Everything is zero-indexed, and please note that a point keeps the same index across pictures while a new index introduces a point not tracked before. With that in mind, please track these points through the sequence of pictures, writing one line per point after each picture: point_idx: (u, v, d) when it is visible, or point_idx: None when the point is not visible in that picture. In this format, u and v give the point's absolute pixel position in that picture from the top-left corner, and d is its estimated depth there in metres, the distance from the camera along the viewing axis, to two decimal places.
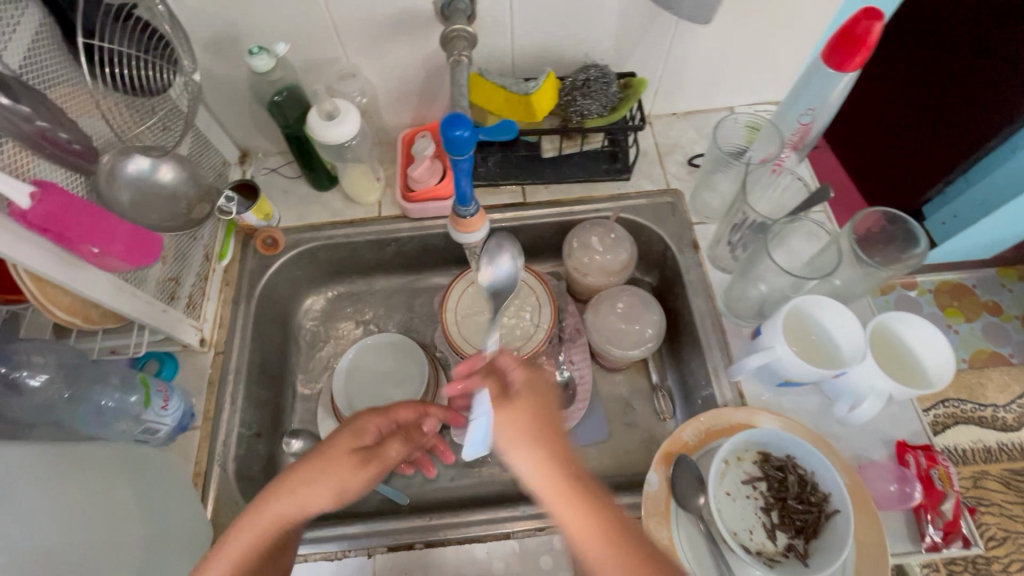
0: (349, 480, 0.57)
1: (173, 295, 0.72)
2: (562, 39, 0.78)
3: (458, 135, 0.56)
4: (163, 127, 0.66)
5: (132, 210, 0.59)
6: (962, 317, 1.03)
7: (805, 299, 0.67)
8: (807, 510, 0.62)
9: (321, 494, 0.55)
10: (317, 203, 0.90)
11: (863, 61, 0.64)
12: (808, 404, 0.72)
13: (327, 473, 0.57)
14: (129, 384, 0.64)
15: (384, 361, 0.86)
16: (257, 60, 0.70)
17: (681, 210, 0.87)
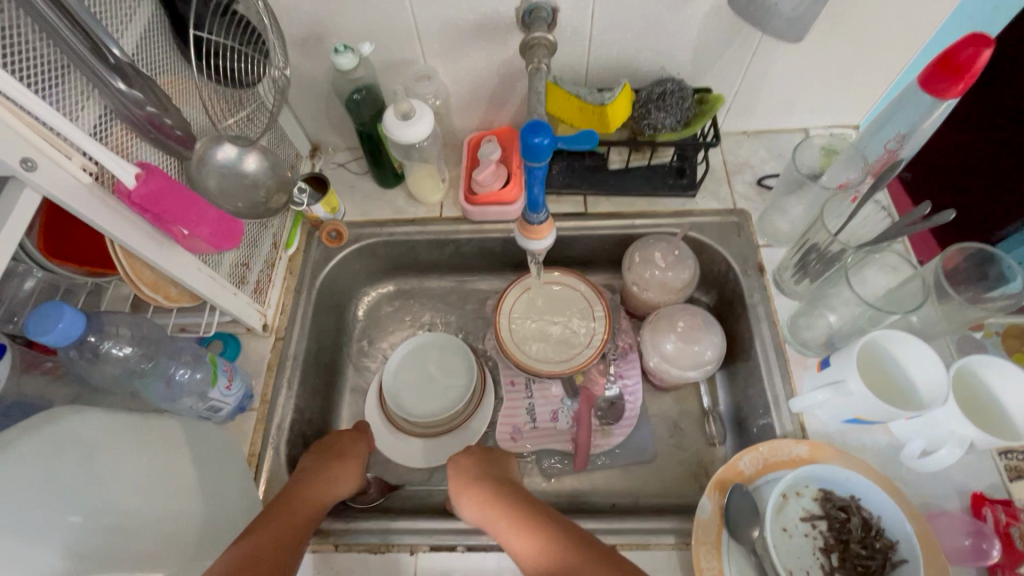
0: (338, 484, 0.69)
1: (243, 279, 0.75)
2: (641, 51, 0.78)
3: (537, 143, 0.56)
4: (249, 118, 0.68)
5: (219, 196, 0.62)
6: None
7: (886, 334, 0.64)
8: (871, 556, 0.59)
9: (331, 471, 0.69)
10: (380, 200, 0.92)
11: (965, 89, 0.61)
12: (875, 444, 0.69)
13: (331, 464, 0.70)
14: (199, 361, 0.66)
15: (434, 356, 0.87)
16: (342, 58, 0.72)
17: (747, 231, 0.84)
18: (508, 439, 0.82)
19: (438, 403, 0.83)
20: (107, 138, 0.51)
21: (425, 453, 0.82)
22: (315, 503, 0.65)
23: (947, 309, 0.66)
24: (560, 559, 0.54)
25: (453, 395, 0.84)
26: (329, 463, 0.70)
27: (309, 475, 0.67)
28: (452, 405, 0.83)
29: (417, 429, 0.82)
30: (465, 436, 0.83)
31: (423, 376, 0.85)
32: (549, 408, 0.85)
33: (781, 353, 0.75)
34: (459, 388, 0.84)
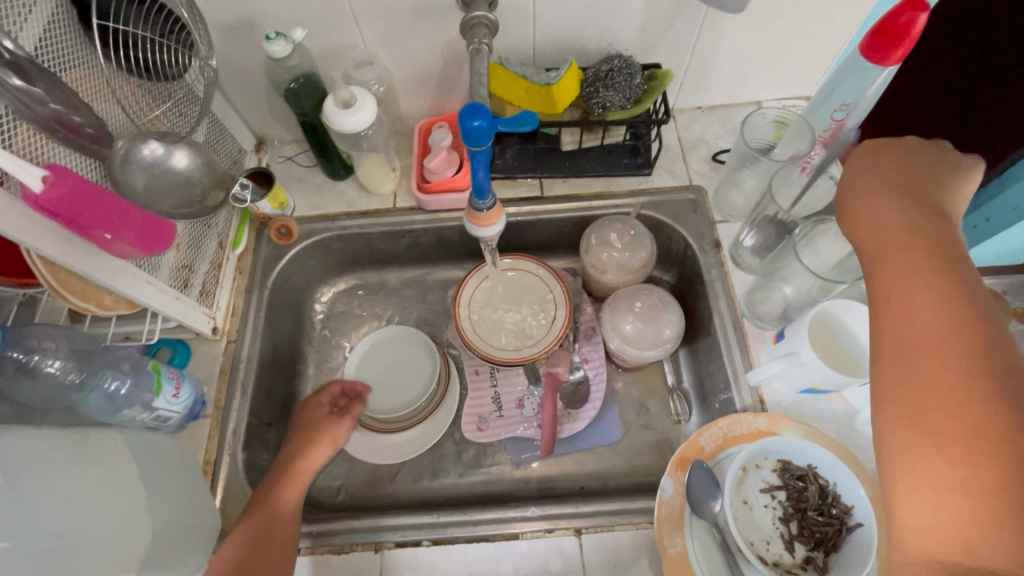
0: (317, 455, 0.69)
1: (187, 282, 0.72)
2: (586, 28, 0.76)
3: (476, 126, 0.54)
4: (176, 112, 0.65)
5: (144, 195, 0.58)
6: None
7: (834, 305, 0.65)
8: (827, 523, 0.60)
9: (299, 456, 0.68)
10: (331, 192, 0.89)
11: (904, 55, 0.61)
12: (832, 412, 0.70)
13: (313, 433, 0.71)
14: (141, 369, 0.64)
15: (396, 350, 0.85)
16: (274, 45, 0.68)
17: (703, 207, 0.84)
18: (474, 429, 0.82)
19: (403, 395, 0.82)
20: (10, 140, 0.47)
21: (396, 447, 0.79)
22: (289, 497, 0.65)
23: None
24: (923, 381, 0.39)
25: (419, 385, 0.82)
26: (303, 442, 0.70)
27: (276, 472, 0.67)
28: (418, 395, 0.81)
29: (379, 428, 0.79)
30: (435, 425, 0.81)
31: (386, 369, 0.84)
32: (514, 395, 0.84)
33: (739, 327, 0.75)
34: (422, 378, 0.83)
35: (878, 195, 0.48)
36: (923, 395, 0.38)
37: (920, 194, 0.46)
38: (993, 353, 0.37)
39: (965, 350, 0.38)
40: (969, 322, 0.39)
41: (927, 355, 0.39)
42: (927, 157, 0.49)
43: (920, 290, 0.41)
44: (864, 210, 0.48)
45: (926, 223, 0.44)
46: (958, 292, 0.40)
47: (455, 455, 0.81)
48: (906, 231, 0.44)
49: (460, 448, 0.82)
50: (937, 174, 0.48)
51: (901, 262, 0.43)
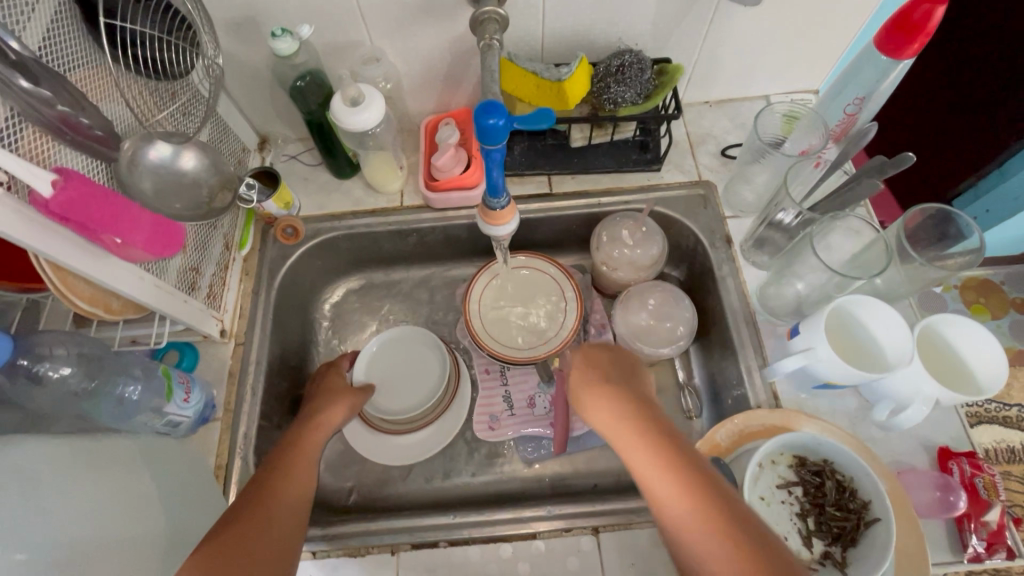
0: (337, 413, 0.71)
1: (194, 284, 0.71)
2: (596, 22, 0.75)
3: (492, 124, 0.53)
4: (183, 112, 0.63)
5: (155, 198, 0.57)
6: (988, 314, 0.96)
7: (850, 300, 0.65)
8: (845, 518, 0.60)
9: (318, 425, 0.69)
10: (337, 191, 0.88)
11: (921, 48, 0.61)
12: (845, 407, 0.70)
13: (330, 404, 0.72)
14: (151, 373, 0.63)
15: (409, 352, 0.84)
16: (280, 42, 0.67)
17: (713, 203, 0.84)
18: (486, 429, 0.81)
19: (414, 397, 0.81)
20: (17, 144, 0.46)
21: (401, 451, 0.79)
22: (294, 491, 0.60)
23: (909, 269, 0.67)
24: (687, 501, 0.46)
25: (428, 389, 0.81)
26: (323, 408, 0.71)
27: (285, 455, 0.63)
28: (426, 399, 0.80)
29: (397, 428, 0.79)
30: (439, 432, 0.80)
31: (396, 372, 0.83)
32: (525, 394, 0.84)
33: (751, 324, 0.75)
34: (431, 383, 0.82)
35: (599, 395, 0.56)
36: (669, 507, 0.46)
37: (621, 395, 0.55)
38: (691, 468, 0.47)
39: (664, 451, 0.48)
40: (678, 459, 0.48)
41: (671, 496, 0.46)
42: (626, 356, 0.65)
43: (654, 453, 0.49)
44: (618, 373, 0.60)
45: (636, 388, 0.58)
46: (663, 440, 0.49)
47: (467, 455, 0.81)
48: (619, 420, 0.53)
49: (472, 448, 0.81)
50: (630, 364, 0.63)
51: (627, 436, 0.51)
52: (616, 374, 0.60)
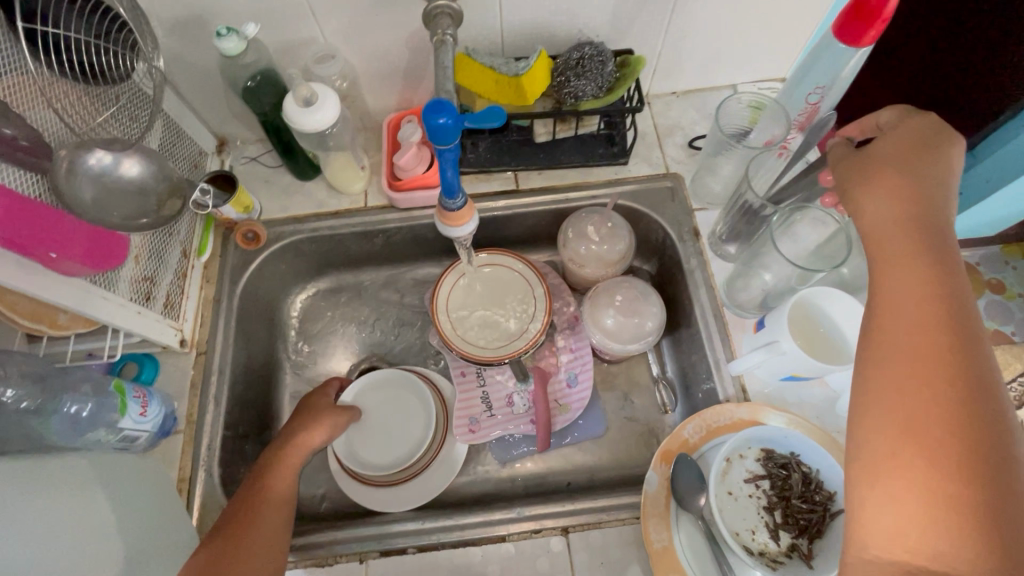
0: (315, 436, 0.69)
1: (150, 295, 0.69)
2: (554, 15, 0.73)
3: (442, 123, 0.51)
4: (126, 116, 0.61)
5: (94, 208, 0.55)
6: None
7: (812, 292, 0.65)
8: (811, 509, 0.60)
9: (296, 443, 0.67)
10: (299, 193, 0.86)
11: (878, 35, 0.60)
12: (813, 399, 0.70)
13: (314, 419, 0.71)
14: (102, 390, 0.62)
15: (390, 396, 0.81)
16: (226, 42, 0.64)
17: (681, 195, 0.83)
18: (466, 432, 0.78)
19: (404, 440, 0.78)
20: None
21: (377, 503, 0.74)
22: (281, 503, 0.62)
23: None
24: (930, 294, 0.41)
25: (414, 441, 0.77)
26: (298, 427, 0.69)
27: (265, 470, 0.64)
28: (411, 450, 0.77)
29: (385, 480, 0.74)
30: (434, 476, 0.76)
31: (380, 420, 0.79)
32: (503, 393, 0.81)
33: (718, 317, 0.75)
34: (416, 430, 0.78)
35: (893, 186, 0.48)
36: (885, 324, 0.42)
37: (923, 176, 0.47)
38: (964, 343, 0.39)
39: (937, 284, 0.42)
40: (936, 285, 0.42)
41: (905, 272, 0.43)
42: (946, 151, 0.48)
43: (924, 269, 0.43)
44: (940, 158, 0.47)
45: (906, 172, 0.48)
46: (947, 297, 0.41)
47: None
48: (902, 188, 0.47)
49: None
50: (936, 208, 0.46)
51: (901, 217, 0.46)
52: (917, 162, 0.48)
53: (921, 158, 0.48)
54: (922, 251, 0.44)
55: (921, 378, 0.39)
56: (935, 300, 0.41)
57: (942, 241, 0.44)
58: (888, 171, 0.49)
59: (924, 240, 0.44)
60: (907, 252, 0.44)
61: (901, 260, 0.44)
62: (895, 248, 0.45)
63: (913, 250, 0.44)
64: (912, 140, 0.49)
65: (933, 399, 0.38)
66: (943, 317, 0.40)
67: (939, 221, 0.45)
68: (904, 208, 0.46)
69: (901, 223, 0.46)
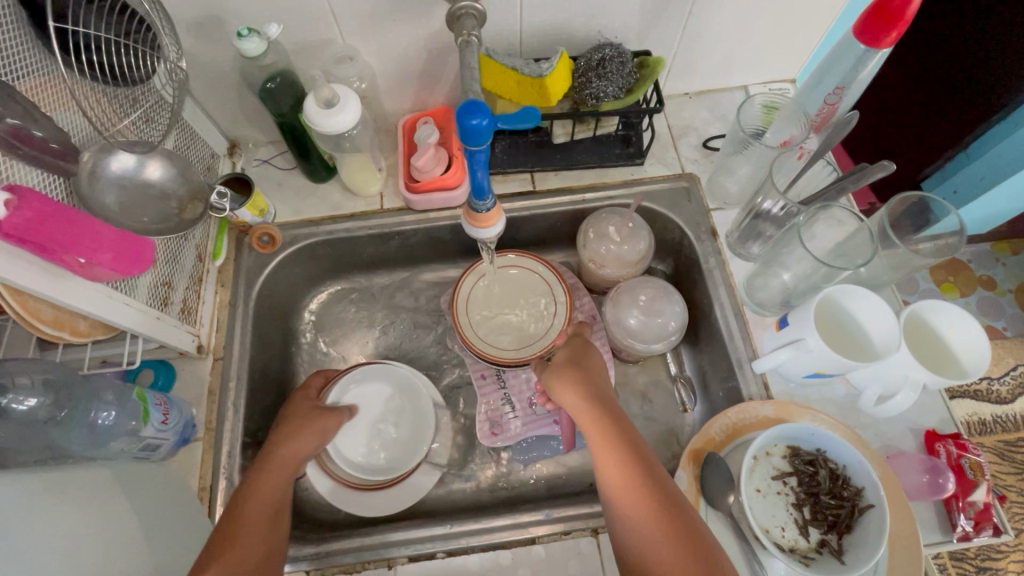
0: (305, 444, 0.69)
1: (167, 300, 0.67)
2: (574, 16, 0.73)
3: (475, 124, 0.51)
4: (145, 120, 0.59)
5: (118, 213, 0.55)
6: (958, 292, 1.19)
7: (837, 289, 0.65)
8: (839, 505, 0.61)
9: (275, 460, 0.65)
10: (314, 196, 0.85)
11: (898, 37, 0.61)
12: (835, 395, 0.71)
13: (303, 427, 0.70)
14: (125, 398, 0.61)
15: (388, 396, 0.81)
16: (247, 43, 0.64)
17: (697, 195, 0.84)
18: (489, 435, 0.79)
19: (398, 445, 0.79)
20: None
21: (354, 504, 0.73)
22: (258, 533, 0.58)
23: (894, 258, 0.67)
24: (622, 461, 0.56)
25: (406, 442, 0.79)
26: (287, 436, 0.68)
27: (239, 497, 0.60)
28: (402, 451, 0.78)
29: (372, 483, 0.74)
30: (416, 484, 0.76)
31: (372, 420, 0.80)
32: (525, 395, 0.82)
33: (739, 316, 0.76)
34: (409, 433, 0.79)
35: (570, 384, 0.65)
36: (604, 453, 0.58)
37: (590, 377, 0.66)
38: (647, 459, 0.57)
39: (629, 444, 0.58)
40: (622, 444, 0.58)
41: (613, 452, 0.57)
42: (602, 372, 0.68)
43: (617, 441, 0.58)
44: (586, 358, 0.69)
45: (597, 375, 0.67)
46: (629, 450, 0.57)
47: (460, 462, 0.80)
48: (570, 371, 0.67)
49: (465, 455, 0.80)
50: (604, 381, 0.67)
51: (578, 394, 0.64)
52: (586, 372, 0.67)
53: (584, 371, 0.67)
54: (607, 419, 0.60)
55: (661, 505, 0.53)
56: (626, 451, 0.57)
57: (613, 409, 0.62)
58: (575, 369, 0.67)
59: (593, 399, 0.63)
60: (595, 416, 0.61)
61: (597, 421, 0.60)
62: (597, 434, 0.60)
63: (603, 420, 0.60)
64: (575, 357, 0.70)
65: (664, 518, 0.52)
66: (632, 469, 0.56)
67: (616, 407, 0.62)
68: (579, 389, 0.65)
69: (597, 403, 0.62)
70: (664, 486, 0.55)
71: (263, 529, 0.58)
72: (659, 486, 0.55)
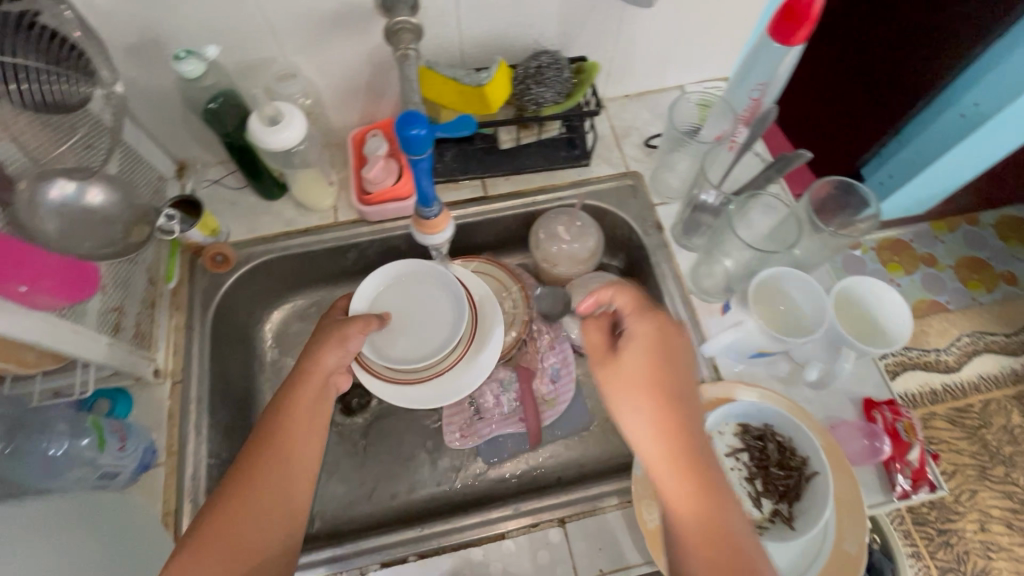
0: (327, 358, 0.63)
1: (118, 325, 0.67)
2: (511, 26, 0.76)
3: (414, 134, 0.53)
4: (85, 146, 0.59)
5: (61, 241, 0.55)
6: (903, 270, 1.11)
7: (771, 272, 0.70)
8: (788, 475, 0.64)
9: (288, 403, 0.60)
10: (267, 213, 0.85)
11: (808, 34, 0.66)
12: (780, 372, 0.75)
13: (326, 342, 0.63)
14: (79, 428, 0.62)
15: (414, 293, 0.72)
16: (185, 65, 0.64)
17: (642, 192, 0.87)
18: (459, 437, 0.81)
19: (428, 344, 0.70)
20: None
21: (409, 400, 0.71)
22: (297, 482, 0.58)
23: (821, 240, 0.72)
24: (689, 505, 0.45)
25: (443, 335, 0.70)
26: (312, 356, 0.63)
27: (268, 436, 0.59)
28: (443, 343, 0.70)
29: (420, 377, 0.70)
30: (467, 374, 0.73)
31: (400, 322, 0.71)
32: (490, 396, 0.84)
33: (687, 304, 0.79)
34: (445, 334, 0.70)
35: (638, 389, 0.50)
36: (681, 516, 0.45)
37: (671, 378, 0.50)
38: (731, 535, 0.44)
39: (697, 485, 0.46)
40: (692, 481, 0.46)
41: (673, 488, 0.46)
42: (686, 360, 0.52)
43: (682, 479, 0.46)
44: (674, 352, 0.52)
45: (682, 371, 0.51)
46: (701, 494, 0.45)
47: (430, 466, 0.81)
48: (642, 369, 0.51)
49: (435, 458, 0.81)
50: (689, 382, 0.51)
51: (648, 402, 0.49)
52: (664, 367, 0.51)
53: (661, 365, 0.51)
54: (675, 440, 0.47)
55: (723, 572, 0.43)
56: (697, 493, 0.45)
57: (688, 430, 0.48)
58: (639, 367, 0.51)
59: (668, 411, 0.49)
60: (664, 439, 0.48)
61: (660, 446, 0.48)
62: (663, 461, 0.47)
63: (675, 443, 0.47)
64: (649, 354, 0.52)
65: None
66: (700, 519, 0.45)
67: (693, 427, 0.48)
68: (649, 397, 0.49)
69: (666, 415, 0.49)
70: (740, 546, 0.44)
71: (299, 482, 0.58)
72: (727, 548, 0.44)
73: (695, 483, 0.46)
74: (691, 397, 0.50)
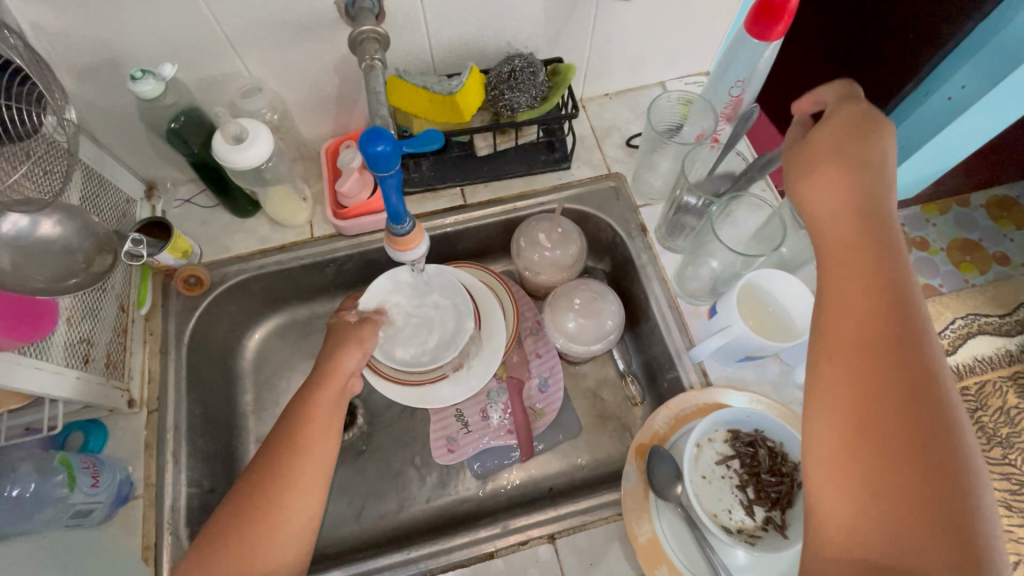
0: (345, 363, 0.62)
1: (88, 356, 0.65)
2: (483, 29, 0.74)
3: (380, 151, 0.51)
4: (43, 171, 0.56)
5: (12, 275, 0.53)
6: None
7: (757, 275, 0.68)
8: (780, 481, 0.62)
9: (305, 423, 0.58)
10: (241, 231, 0.83)
11: (786, 30, 0.64)
12: (769, 374, 0.74)
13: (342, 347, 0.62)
14: (48, 467, 0.61)
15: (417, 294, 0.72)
16: (142, 84, 0.62)
17: (625, 193, 0.85)
18: (444, 451, 0.80)
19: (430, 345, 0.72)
20: None
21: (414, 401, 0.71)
22: (294, 511, 0.55)
23: None
24: (869, 339, 0.43)
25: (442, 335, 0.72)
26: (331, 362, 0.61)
27: (279, 456, 0.57)
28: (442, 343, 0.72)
29: (422, 378, 0.71)
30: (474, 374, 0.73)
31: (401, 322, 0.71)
32: (478, 408, 0.83)
33: (674, 307, 0.77)
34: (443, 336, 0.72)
35: (833, 186, 0.49)
36: (837, 358, 0.44)
37: (869, 177, 0.49)
38: (931, 388, 0.41)
39: (889, 325, 0.43)
40: (884, 304, 0.44)
41: (853, 326, 0.44)
42: (885, 194, 0.48)
43: (869, 307, 0.44)
44: (872, 167, 0.49)
45: (874, 196, 0.48)
46: (886, 337, 0.43)
47: (419, 482, 0.79)
48: (842, 193, 0.48)
49: (423, 474, 0.80)
50: (885, 216, 0.47)
51: (851, 229, 0.48)
52: (863, 170, 0.48)
53: (857, 169, 0.49)
54: (865, 263, 0.46)
55: (886, 440, 0.40)
56: (870, 342, 0.43)
57: (879, 255, 0.46)
58: (858, 169, 0.49)
59: (862, 241, 0.47)
60: (859, 268, 0.46)
61: (869, 296, 0.45)
62: (846, 301, 0.46)
63: (864, 268, 0.46)
64: (841, 129, 0.51)
65: (898, 444, 0.40)
66: (878, 350, 0.43)
67: (886, 234, 0.47)
68: (841, 205, 0.49)
69: (850, 233, 0.47)
70: (936, 397, 0.40)
71: (296, 512, 0.55)
72: (923, 402, 0.40)
73: (872, 330, 0.43)
74: (892, 223, 0.47)
